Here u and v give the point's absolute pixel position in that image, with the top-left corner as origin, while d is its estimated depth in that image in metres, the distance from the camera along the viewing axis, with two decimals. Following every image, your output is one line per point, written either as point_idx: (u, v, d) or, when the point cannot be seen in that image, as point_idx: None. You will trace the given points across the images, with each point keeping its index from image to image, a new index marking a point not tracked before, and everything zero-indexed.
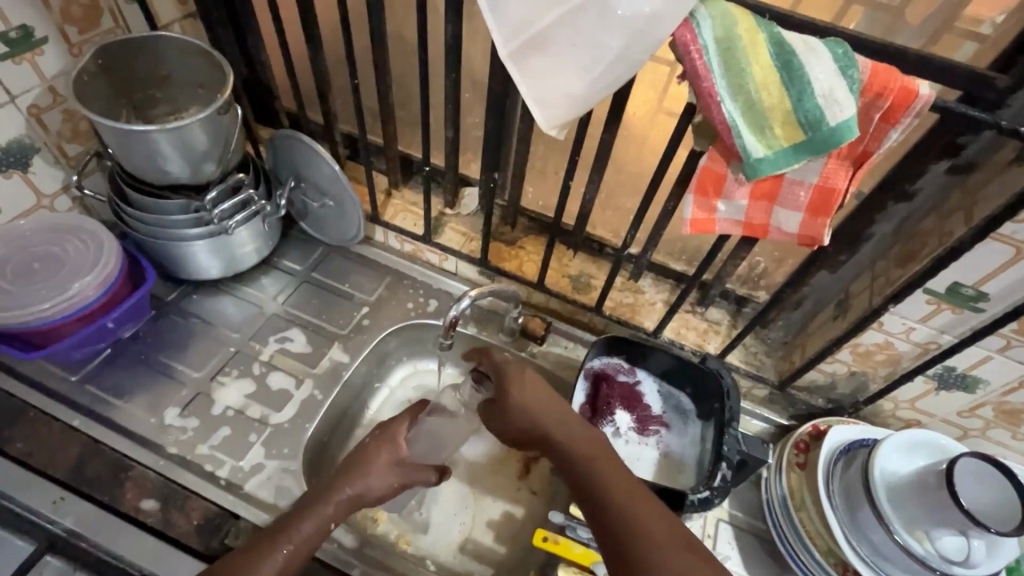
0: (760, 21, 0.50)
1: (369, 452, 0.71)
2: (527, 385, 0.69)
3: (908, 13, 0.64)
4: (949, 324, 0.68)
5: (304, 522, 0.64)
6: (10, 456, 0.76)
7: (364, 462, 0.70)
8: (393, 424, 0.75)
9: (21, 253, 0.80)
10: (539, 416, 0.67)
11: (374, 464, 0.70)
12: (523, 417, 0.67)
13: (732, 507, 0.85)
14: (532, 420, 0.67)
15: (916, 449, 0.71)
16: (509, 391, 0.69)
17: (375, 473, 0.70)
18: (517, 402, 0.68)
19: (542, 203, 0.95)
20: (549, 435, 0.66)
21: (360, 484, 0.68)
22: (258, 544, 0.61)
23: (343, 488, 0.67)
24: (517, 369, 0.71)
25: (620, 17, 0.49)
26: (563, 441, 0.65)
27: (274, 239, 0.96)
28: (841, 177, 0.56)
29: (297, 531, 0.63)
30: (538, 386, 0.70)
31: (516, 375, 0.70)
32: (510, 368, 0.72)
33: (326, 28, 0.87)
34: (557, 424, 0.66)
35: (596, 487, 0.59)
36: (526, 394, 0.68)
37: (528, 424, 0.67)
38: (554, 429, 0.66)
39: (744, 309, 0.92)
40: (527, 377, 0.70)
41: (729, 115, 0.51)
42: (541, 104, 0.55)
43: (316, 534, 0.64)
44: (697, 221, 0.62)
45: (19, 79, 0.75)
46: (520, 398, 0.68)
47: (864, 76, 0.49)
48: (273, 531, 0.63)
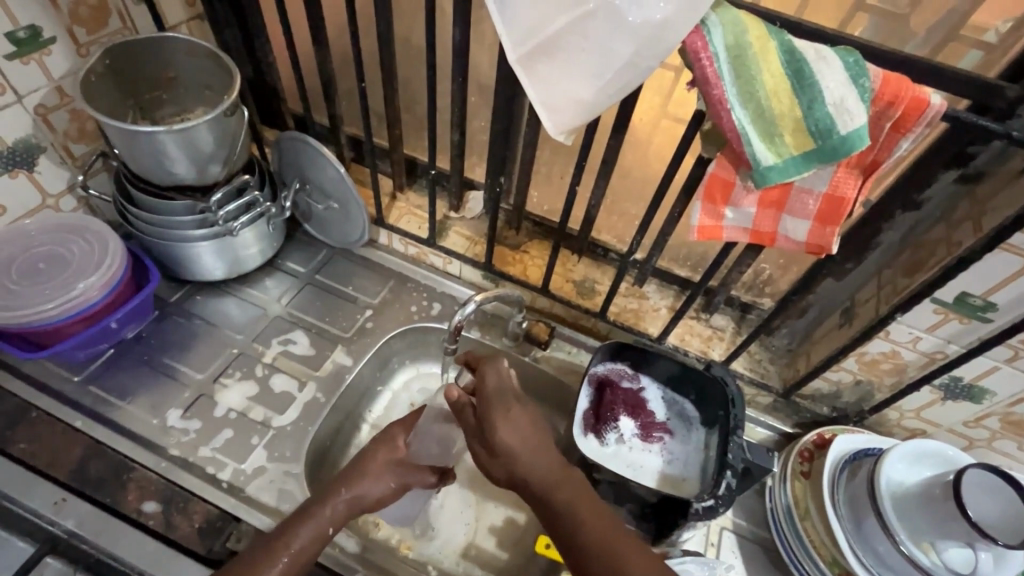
0: (770, 28, 0.50)
1: (368, 455, 0.72)
2: (508, 422, 0.65)
3: (912, 21, 0.66)
4: (956, 334, 0.68)
5: (302, 530, 0.64)
6: (12, 456, 0.75)
7: (363, 468, 0.70)
8: (393, 426, 0.75)
9: (25, 253, 0.80)
10: (522, 452, 0.64)
11: (372, 468, 0.70)
12: (506, 455, 0.64)
13: (736, 516, 0.84)
14: (512, 458, 0.64)
15: (922, 459, 0.71)
16: (494, 428, 0.65)
17: (373, 475, 0.70)
18: (500, 440, 0.64)
19: (547, 208, 0.95)
20: (528, 474, 0.63)
21: (357, 488, 0.69)
22: (260, 552, 0.62)
23: (342, 494, 0.67)
24: (506, 402, 0.66)
25: (631, 24, 0.49)
26: (541, 481, 0.63)
27: (278, 241, 0.96)
28: (851, 186, 0.55)
29: (295, 542, 0.63)
30: (521, 419, 0.66)
31: (497, 410, 0.66)
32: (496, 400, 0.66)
33: (333, 31, 0.87)
34: (536, 461, 0.64)
35: (573, 526, 0.59)
36: (507, 431, 0.65)
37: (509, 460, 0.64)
38: (531, 470, 0.63)
39: (748, 316, 0.92)
40: (512, 412, 0.66)
41: (739, 123, 0.51)
42: (550, 110, 0.55)
43: (316, 541, 0.64)
44: (704, 228, 0.62)
45: (27, 78, 0.75)
46: (506, 433, 0.64)
47: (876, 84, 0.49)
48: (271, 540, 0.63)
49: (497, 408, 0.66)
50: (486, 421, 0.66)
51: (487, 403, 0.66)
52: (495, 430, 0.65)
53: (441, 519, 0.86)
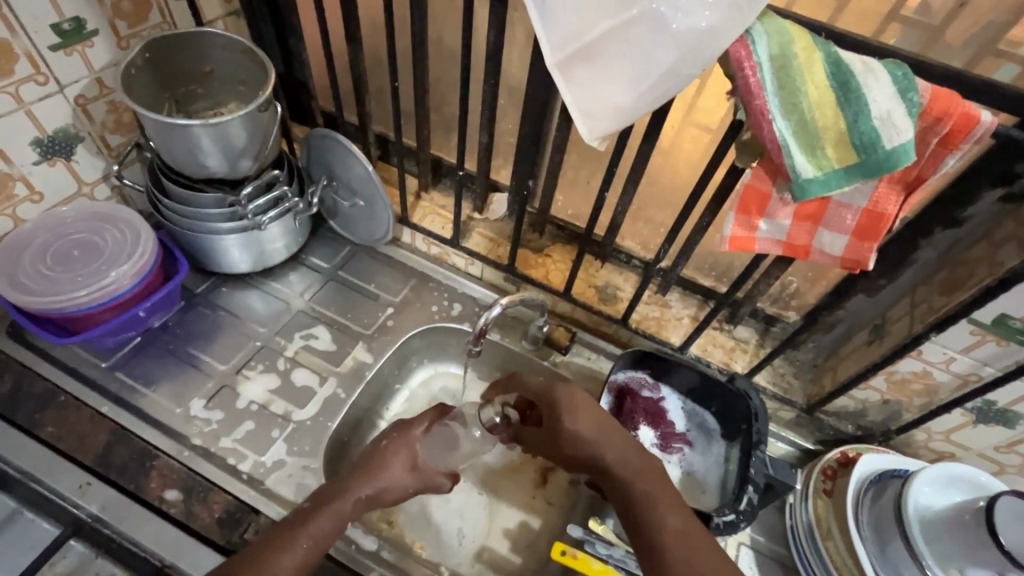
0: (816, 39, 0.49)
1: (382, 455, 0.71)
2: (582, 412, 0.68)
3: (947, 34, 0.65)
4: (992, 356, 0.66)
5: (320, 515, 0.64)
6: (40, 439, 0.76)
7: (383, 464, 0.70)
8: (411, 424, 0.75)
9: (60, 239, 0.82)
10: (593, 437, 0.67)
11: (390, 470, 0.69)
12: (581, 440, 0.67)
13: (754, 532, 0.83)
14: (587, 442, 0.67)
15: (951, 484, 0.69)
16: (562, 422, 0.68)
17: (392, 476, 0.69)
18: (573, 427, 0.67)
19: (572, 211, 0.94)
20: (604, 461, 0.66)
21: (377, 485, 0.68)
22: (280, 539, 0.62)
23: (361, 489, 0.67)
24: (568, 395, 0.69)
25: (674, 31, 0.48)
26: (618, 468, 0.65)
27: (303, 237, 0.97)
28: (892, 202, 0.54)
29: (315, 526, 0.63)
30: (590, 409, 0.69)
31: (568, 401, 0.69)
32: (561, 397, 0.69)
33: (366, 29, 0.87)
34: (613, 451, 0.66)
35: (648, 516, 0.60)
36: (576, 419, 0.68)
37: (583, 445, 0.67)
38: (610, 457, 0.66)
39: (772, 329, 0.90)
40: (581, 404, 0.69)
41: (781, 134, 0.50)
42: (586, 115, 0.55)
43: (337, 526, 0.64)
44: (736, 239, 0.61)
45: (68, 69, 0.77)
46: (579, 421, 0.67)
47: (926, 98, 0.48)
48: (293, 525, 0.63)
49: (563, 405, 0.69)
50: (555, 415, 0.69)
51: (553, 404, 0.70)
52: (567, 419, 0.68)
53: (450, 522, 0.86)
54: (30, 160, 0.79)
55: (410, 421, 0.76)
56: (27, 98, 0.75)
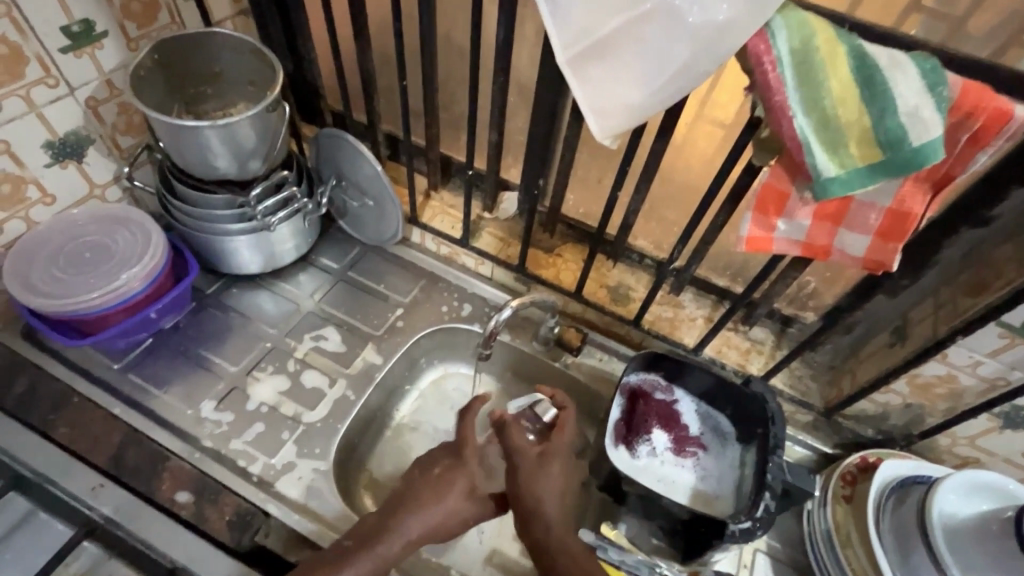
0: (839, 31, 0.47)
1: (435, 485, 0.72)
2: (547, 473, 0.71)
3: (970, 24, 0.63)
4: (1022, 360, 0.64)
5: (359, 557, 0.65)
6: (54, 440, 0.77)
7: (438, 495, 0.71)
8: (470, 446, 0.74)
9: (72, 241, 0.82)
10: (549, 504, 0.69)
11: (446, 502, 0.71)
12: (535, 505, 0.69)
13: (771, 538, 0.81)
14: (538, 505, 0.69)
15: (981, 492, 0.66)
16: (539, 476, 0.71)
17: (449, 508, 0.71)
18: (545, 482, 0.71)
19: (583, 211, 0.92)
20: (546, 535, 0.67)
21: (428, 521, 0.69)
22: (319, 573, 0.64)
23: (414, 524, 0.69)
24: (562, 456, 0.73)
25: (690, 26, 0.47)
26: (559, 545, 0.66)
27: (313, 237, 0.97)
28: (918, 201, 0.52)
29: (352, 567, 0.64)
30: (556, 469, 0.72)
31: (554, 461, 0.73)
32: (554, 453, 0.73)
33: (374, 26, 0.86)
34: (557, 528, 0.68)
35: None
36: (540, 479, 0.71)
37: (532, 506, 0.69)
38: (553, 530, 0.67)
39: (789, 330, 0.88)
40: (553, 467, 0.72)
41: (802, 132, 0.48)
42: (599, 113, 0.54)
43: (378, 569, 0.66)
44: (754, 239, 0.59)
45: (79, 71, 0.77)
46: (542, 483, 0.70)
47: (954, 93, 0.45)
48: (332, 562, 0.65)
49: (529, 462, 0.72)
50: (518, 471, 0.72)
51: (522, 454, 0.72)
52: (529, 481, 0.71)
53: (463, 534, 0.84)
54: (42, 162, 0.80)
55: (462, 441, 0.75)
56: (39, 101, 0.75)
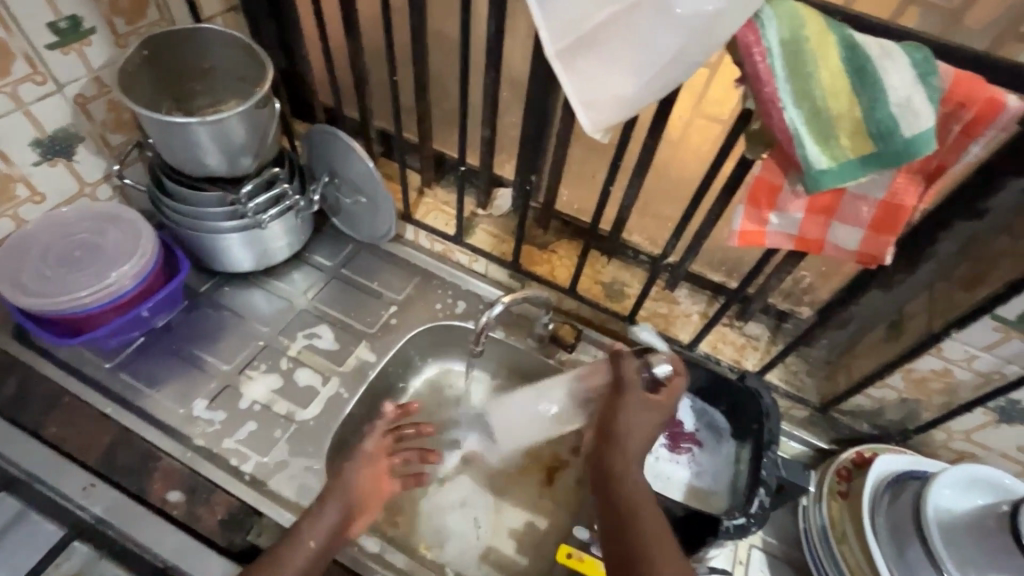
0: (831, 21, 0.46)
1: (359, 466, 0.72)
2: (647, 415, 0.66)
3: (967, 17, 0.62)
4: (1017, 354, 0.63)
5: (321, 515, 0.67)
6: (44, 440, 0.76)
7: (346, 473, 0.71)
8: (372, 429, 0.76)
9: (62, 239, 0.82)
10: (636, 446, 0.64)
11: (349, 479, 0.71)
12: (623, 441, 0.63)
13: (766, 534, 0.81)
14: (624, 445, 0.63)
15: (976, 486, 0.66)
16: (624, 413, 0.65)
17: (357, 483, 0.71)
18: (633, 425, 0.65)
19: (577, 207, 0.91)
20: (622, 473, 0.61)
21: (343, 493, 0.69)
22: (287, 539, 0.65)
23: (350, 493, 0.70)
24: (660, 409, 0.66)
25: (678, 17, 0.46)
26: (630, 483, 0.60)
27: (306, 235, 0.96)
28: (910, 193, 0.52)
29: (315, 526, 0.66)
30: (653, 414, 0.66)
31: (654, 408, 0.66)
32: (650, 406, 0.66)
33: (365, 22, 0.85)
34: (635, 473, 0.61)
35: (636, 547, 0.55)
36: (635, 419, 0.65)
37: (620, 442, 0.63)
38: (632, 468, 0.61)
39: (785, 325, 0.88)
40: (653, 415, 0.66)
41: (792, 124, 0.48)
42: (588, 107, 0.53)
43: (332, 531, 0.67)
44: (746, 233, 0.58)
45: (67, 68, 0.76)
46: (632, 424, 0.65)
47: (946, 84, 0.45)
48: (297, 526, 0.66)
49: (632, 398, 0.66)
50: (616, 401, 0.67)
51: (627, 391, 0.67)
52: (621, 420, 0.65)
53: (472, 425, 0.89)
54: (31, 160, 0.79)
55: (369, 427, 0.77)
56: (26, 98, 0.74)
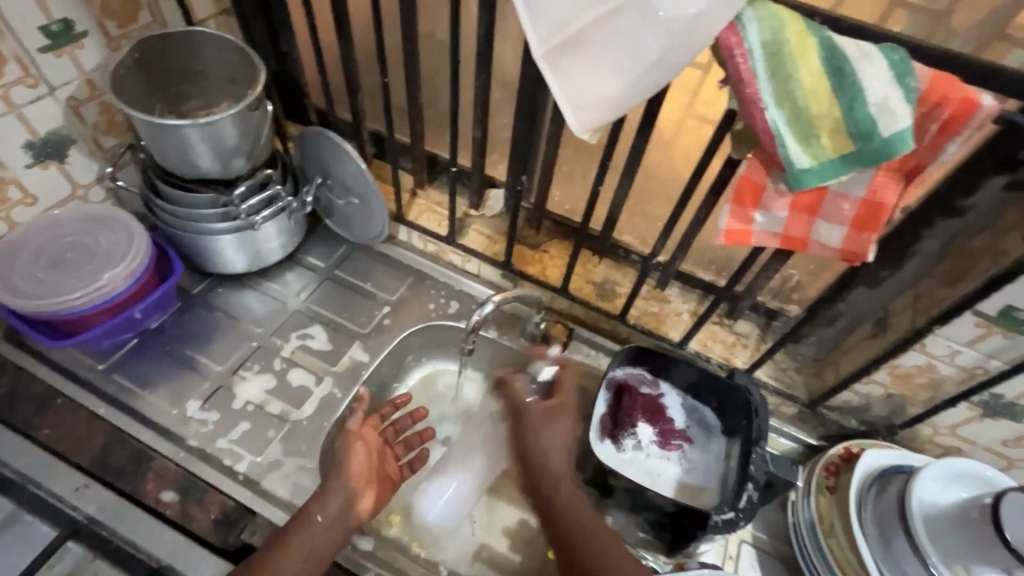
0: (810, 23, 0.48)
1: (352, 454, 0.74)
2: (551, 430, 0.73)
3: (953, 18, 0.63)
4: (999, 349, 0.65)
5: (330, 496, 0.69)
6: (37, 441, 0.76)
7: (345, 458, 0.73)
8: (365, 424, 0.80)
9: (54, 242, 0.82)
10: (555, 459, 0.71)
11: (352, 462, 0.73)
12: (540, 456, 0.71)
13: (756, 529, 0.82)
14: (543, 455, 0.71)
15: (959, 480, 0.67)
16: (538, 433, 0.72)
17: (358, 464, 0.73)
18: (542, 442, 0.72)
19: (568, 207, 0.92)
20: (550, 492, 0.69)
21: (347, 472, 0.72)
22: (296, 523, 0.67)
23: (350, 480, 0.72)
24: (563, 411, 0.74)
25: (661, 18, 0.47)
26: (561, 500, 0.69)
27: (299, 236, 0.97)
28: (891, 191, 0.53)
29: (326, 504, 0.69)
30: (556, 426, 0.73)
31: (556, 413, 0.74)
32: (555, 409, 0.74)
33: (357, 25, 0.86)
34: (564, 490, 0.69)
35: (580, 545, 0.65)
36: (543, 433, 0.72)
37: (539, 458, 0.71)
38: (557, 479, 0.70)
39: (774, 323, 0.89)
40: (559, 422, 0.73)
41: (774, 124, 0.49)
42: (575, 107, 0.54)
43: (343, 508, 0.69)
44: (732, 232, 0.59)
45: (58, 71, 0.77)
46: (547, 439, 0.72)
47: (922, 84, 0.46)
48: (306, 510, 0.68)
49: (540, 419, 0.73)
50: (526, 424, 0.73)
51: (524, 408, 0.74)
52: (532, 440, 0.72)
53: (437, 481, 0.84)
54: (22, 162, 0.79)
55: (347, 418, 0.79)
56: (19, 101, 0.74)
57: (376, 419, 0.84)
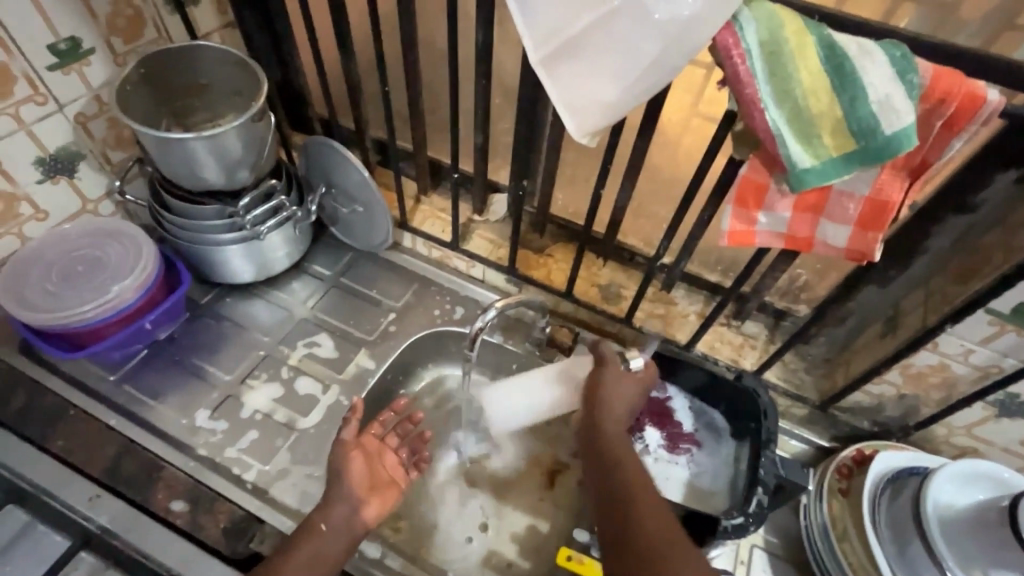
0: (809, 21, 0.47)
1: (352, 463, 0.74)
2: (624, 385, 0.71)
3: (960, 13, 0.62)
4: (1013, 347, 0.63)
5: (335, 506, 0.69)
6: (50, 453, 0.77)
7: (346, 470, 0.73)
8: (369, 433, 0.80)
9: (66, 256, 0.83)
10: (618, 409, 0.70)
11: (354, 474, 0.73)
12: (606, 405, 0.70)
13: (767, 533, 0.81)
14: (606, 408, 0.70)
15: (974, 481, 0.66)
16: (602, 384, 0.71)
17: (358, 476, 0.74)
18: (608, 395, 0.70)
19: (572, 210, 0.92)
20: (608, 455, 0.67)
21: (350, 481, 0.73)
22: (300, 534, 0.67)
23: (352, 490, 0.72)
24: (635, 370, 0.73)
25: (656, 21, 0.47)
26: (619, 452, 0.67)
27: (304, 245, 0.97)
28: (896, 189, 0.52)
29: (333, 514, 0.69)
30: (635, 387, 0.72)
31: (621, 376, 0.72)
32: (625, 367, 0.73)
33: (357, 36, 0.87)
34: (621, 432, 0.69)
35: (620, 478, 0.65)
36: (613, 388, 0.71)
37: (602, 404, 0.70)
38: (615, 431, 0.69)
39: (783, 323, 0.88)
40: (632, 383, 0.72)
41: (774, 124, 0.48)
42: (573, 112, 0.54)
43: (349, 517, 0.70)
44: (735, 233, 0.59)
45: (67, 88, 0.78)
46: (615, 392, 0.71)
47: (925, 80, 0.45)
48: (311, 520, 0.68)
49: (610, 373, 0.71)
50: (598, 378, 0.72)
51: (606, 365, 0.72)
52: (606, 390, 0.70)
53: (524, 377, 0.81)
54: (33, 178, 0.81)
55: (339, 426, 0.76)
56: (27, 119, 0.76)
57: (374, 427, 0.81)
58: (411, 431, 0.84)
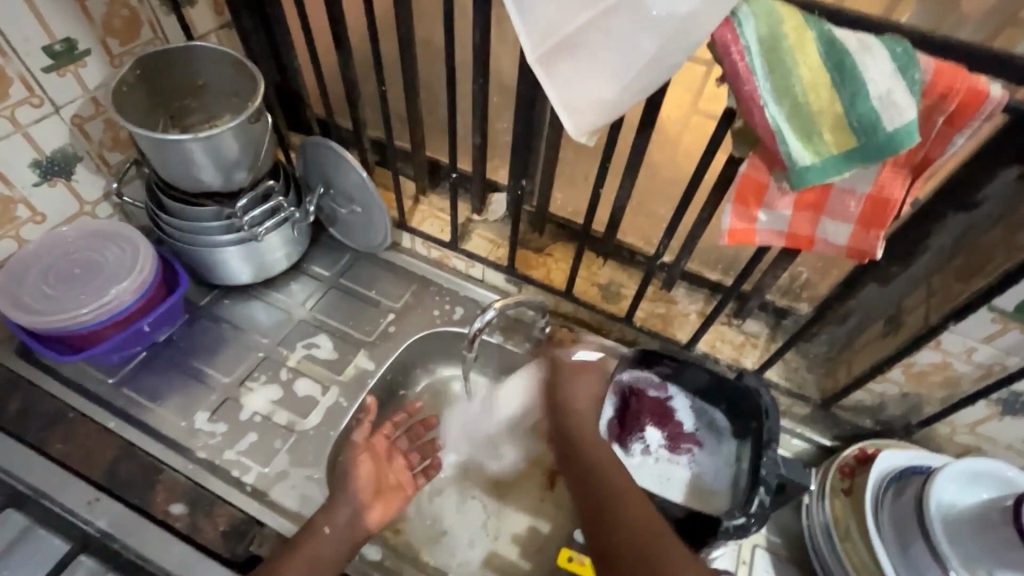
0: (809, 16, 0.46)
1: (358, 465, 0.75)
2: (580, 378, 0.79)
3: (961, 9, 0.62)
4: (1016, 345, 0.63)
5: (338, 507, 0.70)
6: (50, 456, 0.77)
7: (354, 471, 0.74)
8: (376, 433, 0.80)
9: (63, 259, 0.83)
10: (586, 409, 0.76)
11: (360, 475, 0.74)
12: (568, 407, 0.76)
13: (769, 533, 0.81)
14: (572, 408, 0.76)
15: (977, 481, 0.66)
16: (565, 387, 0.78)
17: (364, 475, 0.74)
18: (572, 398, 0.77)
19: (571, 209, 0.91)
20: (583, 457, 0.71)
21: (354, 483, 0.73)
22: (304, 531, 0.67)
23: (357, 494, 0.72)
24: (588, 366, 0.81)
25: (655, 18, 0.46)
26: (586, 446, 0.72)
27: (303, 246, 0.97)
28: (898, 186, 0.51)
29: (336, 515, 0.69)
30: (591, 380, 0.79)
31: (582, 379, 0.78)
32: (581, 367, 0.80)
33: (354, 36, 0.86)
34: (588, 427, 0.74)
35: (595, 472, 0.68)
36: (573, 386, 0.78)
37: (563, 407, 0.76)
38: (584, 428, 0.74)
39: (784, 321, 0.87)
40: (586, 379, 0.79)
41: (774, 121, 0.48)
42: (570, 110, 0.53)
43: (352, 515, 0.70)
44: (735, 231, 0.58)
45: (63, 90, 0.78)
46: (575, 391, 0.77)
47: (927, 75, 0.45)
48: (315, 520, 0.68)
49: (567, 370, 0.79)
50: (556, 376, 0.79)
51: (560, 366, 0.81)
52: (563, 389, 0.78)
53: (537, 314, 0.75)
54: (30, 181, 0.81)
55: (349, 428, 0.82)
56: (24, 121, 0.76)
57: (386, 429, 0.81)
58: (422, 436, 0.85)
